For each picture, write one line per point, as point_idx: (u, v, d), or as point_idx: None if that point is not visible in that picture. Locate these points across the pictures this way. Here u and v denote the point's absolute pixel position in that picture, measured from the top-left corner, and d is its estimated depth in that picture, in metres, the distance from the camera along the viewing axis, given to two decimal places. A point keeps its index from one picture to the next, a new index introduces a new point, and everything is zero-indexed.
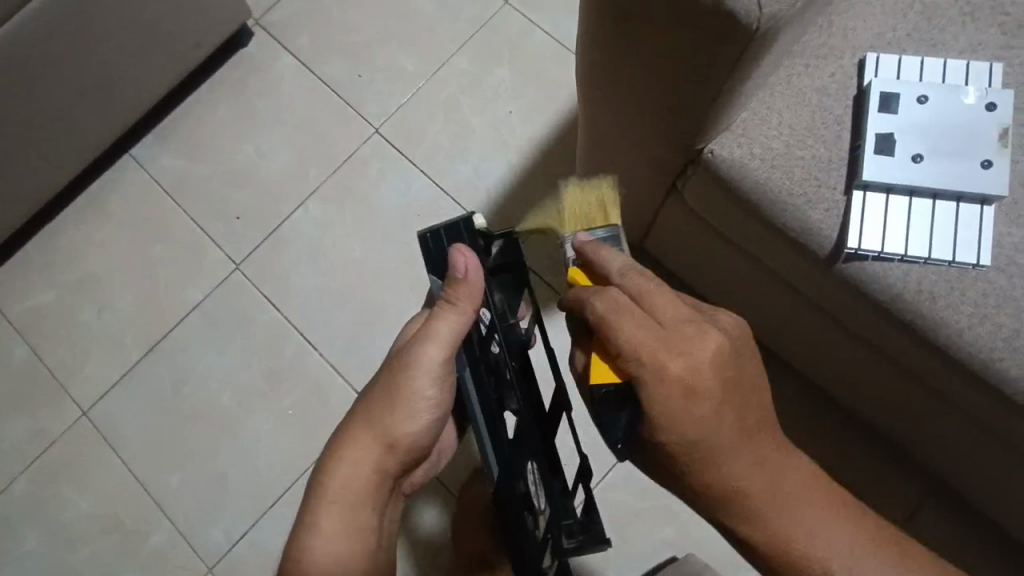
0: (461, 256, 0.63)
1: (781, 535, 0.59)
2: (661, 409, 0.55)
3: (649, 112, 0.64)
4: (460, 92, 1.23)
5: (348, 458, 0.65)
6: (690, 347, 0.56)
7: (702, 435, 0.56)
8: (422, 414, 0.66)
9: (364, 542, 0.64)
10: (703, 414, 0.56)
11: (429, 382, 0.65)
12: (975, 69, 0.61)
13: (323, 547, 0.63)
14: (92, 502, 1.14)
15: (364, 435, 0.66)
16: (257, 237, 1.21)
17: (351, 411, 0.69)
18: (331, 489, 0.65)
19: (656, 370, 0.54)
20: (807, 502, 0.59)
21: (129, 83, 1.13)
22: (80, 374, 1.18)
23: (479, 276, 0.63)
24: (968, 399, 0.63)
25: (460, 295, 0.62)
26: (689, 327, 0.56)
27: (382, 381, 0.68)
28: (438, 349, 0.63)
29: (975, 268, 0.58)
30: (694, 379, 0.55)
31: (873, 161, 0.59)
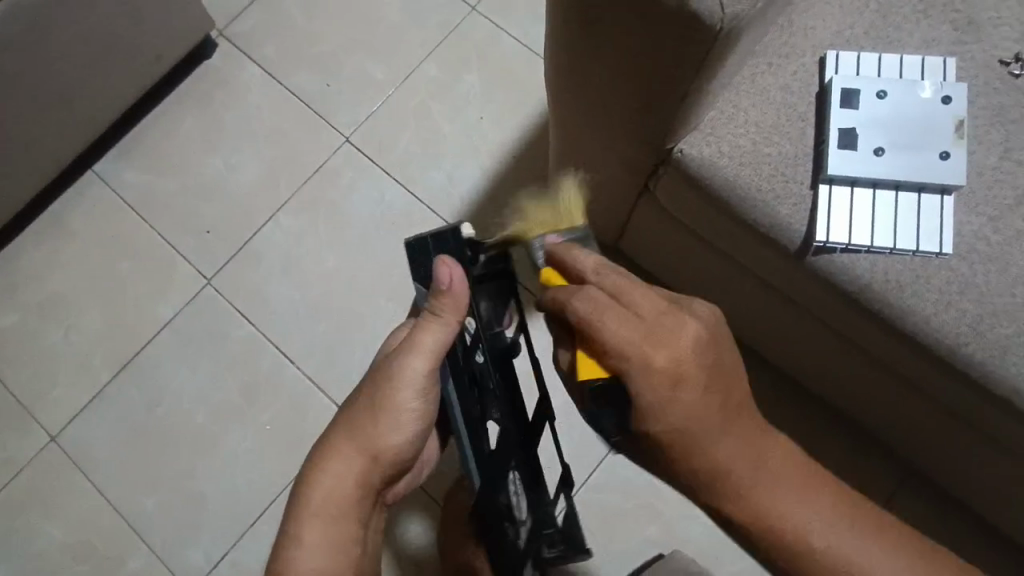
0: (444, 267, 0.62)
1: (773, 511, 0.59)
2: (652, 396, 0.55)
3: (619, 113, 0.64)
4: (430, 99, 1.22)
5: (332, 469, 0.63)
6: (673, 335, 0.56)
7: (685, 420, 0.57)
8: (408, 426, 0.65)
9: (346, 555, 0.63)
10: (687, 398, 0.56)
11: (413, 394, 0.64)
12: (930, 64, 0.63)
13: (305, 557, 0.62)
14: (63, 530, 1.10)
15: (348, 446, 0.64)
16: (227, 251, 1.19)
17: (333, 421, 0.67)
18: (315, 501, 0.63)
19: (641, 362, 0.55)
20: (786, 480, 0.60)
21: (89, 98, 1.10)
22: (46, 399, 1.15)
23: (463, 286, 0.62)
24: (937, 384, 0.65)
25: (445, 306, 0.61)
26: (678, 316, 0.57)
27: (366, 391, 0.66)
28: (423, 360, 0.62)
29: (938, 256, 0.59)
30: (678, 366, 0.55)
31: (837, 155, 0.61)
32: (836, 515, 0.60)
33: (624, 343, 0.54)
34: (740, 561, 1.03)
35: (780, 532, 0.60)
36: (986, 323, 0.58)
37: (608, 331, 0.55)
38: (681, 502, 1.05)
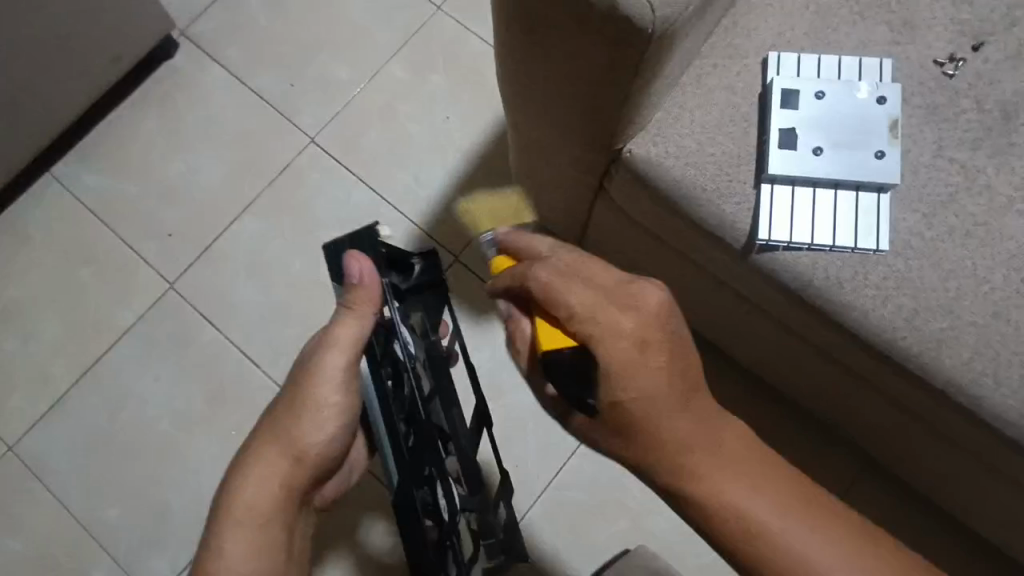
0: (355, 262, 0.65)
1: (727, 498, 0.54)
2: (618, 361, 0.54)
3: (567, 113, 0.65)
4: (396, 99, 1.22)
5: (254, 472, 0.66)
6: (636, 303, 0.55)
7: (647, 393, 0.54)
8: (329, 422, 0.67)
9: (271, 554, 0.64)
10: (652, 368, 0.54)
11: (333, 387, 0.67)
12: (867, 65, 0.64)
13: (230, 556, 0.63)
14: (24, 542, 1.08)
15: (275, 449, 0.67)
16: (190, 255, 1.17)
17: (259, 428, 0.70)
18: (239, 504, 0.65)
19: (604, 327, 0.54)
20: (747, 472, 0.55)
21: (43, 100, 1.08)
22: (4, 408, 1.12)
23: (375, 279, 0.66)
24: (880, 376, 0.66)
25: (357, 303, 0.66)
26: (644, 286, 0.56)
27: (288, 394, 0.69)
28: (341, 353, 0.66)
29: (875, 253, 0.61)
30: (643, 335, 0.54)
31: (778, 155, 0.62)
32: (790, 510, 0.54)
33: (585, 310, 0.54)
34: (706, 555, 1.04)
35: (732, 521, 0.54)
36: (921, 317, 0.60)
37: (572, 300, 0.55)
38: (647, 498, 1.06)
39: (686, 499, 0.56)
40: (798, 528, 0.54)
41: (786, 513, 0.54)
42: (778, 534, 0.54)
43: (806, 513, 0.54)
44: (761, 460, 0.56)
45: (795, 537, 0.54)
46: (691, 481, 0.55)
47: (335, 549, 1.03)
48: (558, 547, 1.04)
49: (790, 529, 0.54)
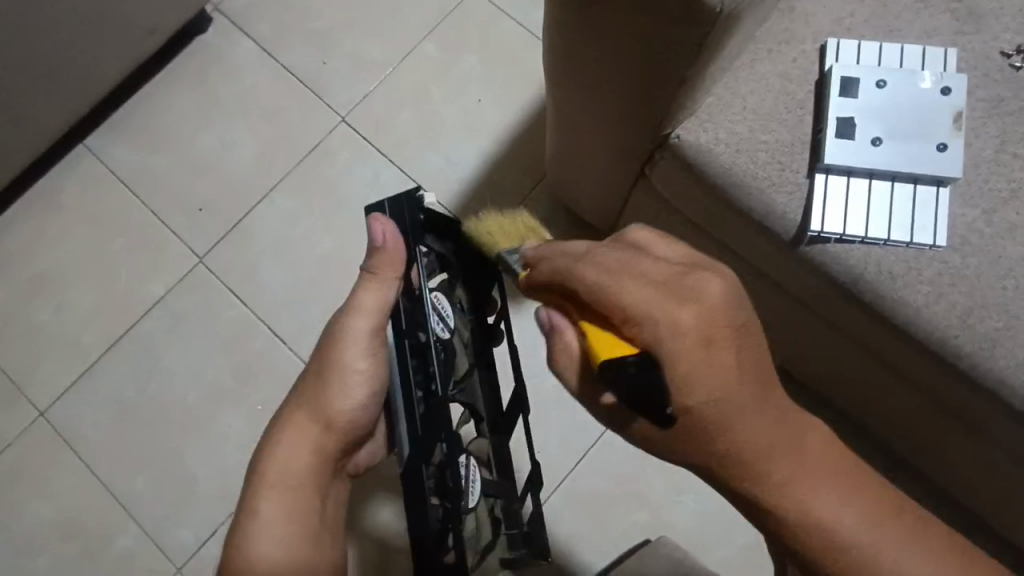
0: (377, 224, 0.64)
1: (810, 513, 0.49)
2: (686, 364, 0.48)
3: (617, 96, 0.64)
4: (428, 81, 1.21)
5: (286, 441, 0.66)
6: (699, 294, 0.49)
7: (716, 395, 0.48)
8: (357, 389, 0.66)
9: (302, 524, 0.64)
10: (719, 372, 0.48)
11: (359, 354, 0.66)
12: (930, 54, 0.62)
13: (262, 528, 0.63)
14: (53, 507, 1.10)
15: (304, 418, 0.67)
16: (220, 231, 1.18)
17: (287, 401, 0.70)
18: (272, 471, 0.65)
19: (668, 327, 0.48)
20: (828, 477, 0.50)
21: (80, 72, 1.08)
22: (37, 376, 1.14)
23: (398, 242, 0.64)
24: (927, 374, 0.65)
25: (380, 265, 0.64)
26: (700, 277, 0.49)
27: (316, 364, 0.69)
28: (365, 319, 0.65)
29: (931, 248, 0.60)
30: (708, 329, 0.48)
31: (835, 144, 0.60)
32: (878, 526, 0.49)
33: (644, 311, 0.48)
34: (726, 547, 1.04)
35: (818, 539, 0.49)
36: (975, 315, 0.59)
37: (627, 300, 0.48)
38: (669, 488, 1.05)
39: (772, 515, 0.50)
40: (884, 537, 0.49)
41: (871, 523, 0.49)
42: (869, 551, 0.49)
43: (890, 518, 0.49)
44: (839, 462, 0.51)
45: (880, 546, 0.49)
46: (777, 496, 0.49)
47: (357, 526, 1.04)
48: (579, 533, 1.04)
49: (877, 541, 0.49)
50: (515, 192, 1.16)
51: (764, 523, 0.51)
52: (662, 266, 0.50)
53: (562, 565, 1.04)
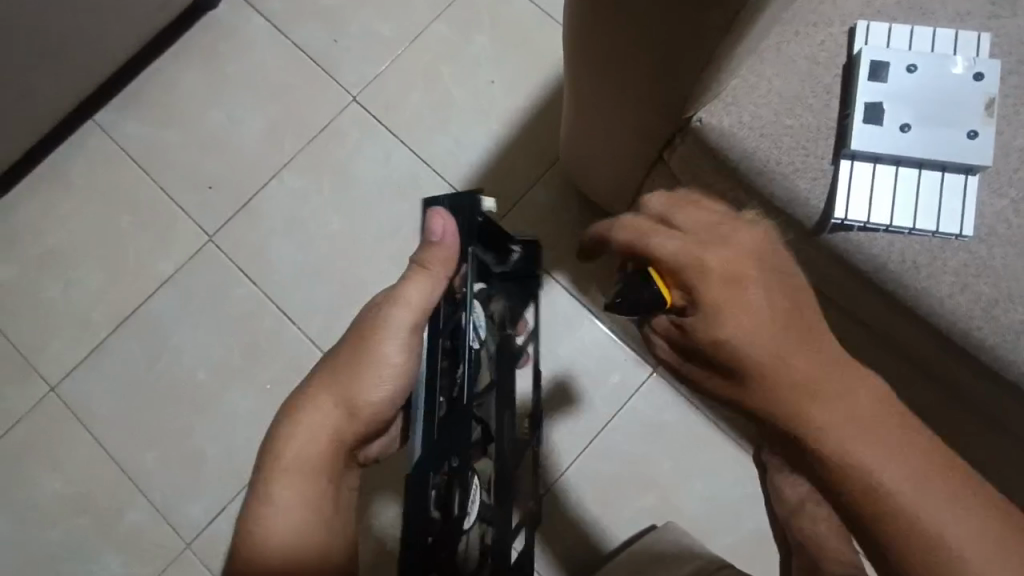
0: (438, 220, 0.65)
1: (857, 459, 0.48)
2: (716, 301, 0.50)
3: (638, 79, 0.63)
4: (440, 60, 1.19)
5: (309, 422, 0.65)
6: (729, 240, 0.51)
7: (759, 338, 0.49)
8: (389, 380, 0.67)
9: (316, 507, 0.63)
10: (752, 308, 0.49)
11: (396, 346, 0.67)
12: (964, 38, 0.61)
13: (279, 506, 0.62)
14: (65, 481, 1.11)
15: (329, 399, 0.66)
16: (230, 209, 1.17)
17: (308, 380, 0.69)
18: (290, 451, 0.64)
19: (693, 268, 0.50)
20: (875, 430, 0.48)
21: (90, 46, 1.07)
22: (48, 352, 1.14)
23: (454, 240, 0.66)
24: (948, 366, 0.64)
25: (433, 260, 0.66)
26: (734, 229, 0.52)
27: (347, 349, 0.69)
28: (408, 313, 0.66)
29: (957, 238, 0.59)
30: (740, 271, 0.50)
31: (862, 130, 0.59)
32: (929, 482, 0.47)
33: (676, 254, 0.51)
34: (732, 533, 1.04)
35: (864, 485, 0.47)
36: (1000, 307, 0.58)
37: (660, 247, 0.52)
38: (676, 474, 1.06)
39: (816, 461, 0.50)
40: (931, 495, 0.47)
41: (916, 481, 0.47)
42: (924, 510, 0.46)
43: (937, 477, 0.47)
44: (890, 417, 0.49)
45: (927, 505, 0.46)
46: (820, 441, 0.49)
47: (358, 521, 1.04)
48: (586, 518, 1.05)
49: (923, 497, 0.46)
50: (527, 175, 1.15)
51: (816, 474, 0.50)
52: (702, 216, 0.54)
53: (569, 549, 1.04)
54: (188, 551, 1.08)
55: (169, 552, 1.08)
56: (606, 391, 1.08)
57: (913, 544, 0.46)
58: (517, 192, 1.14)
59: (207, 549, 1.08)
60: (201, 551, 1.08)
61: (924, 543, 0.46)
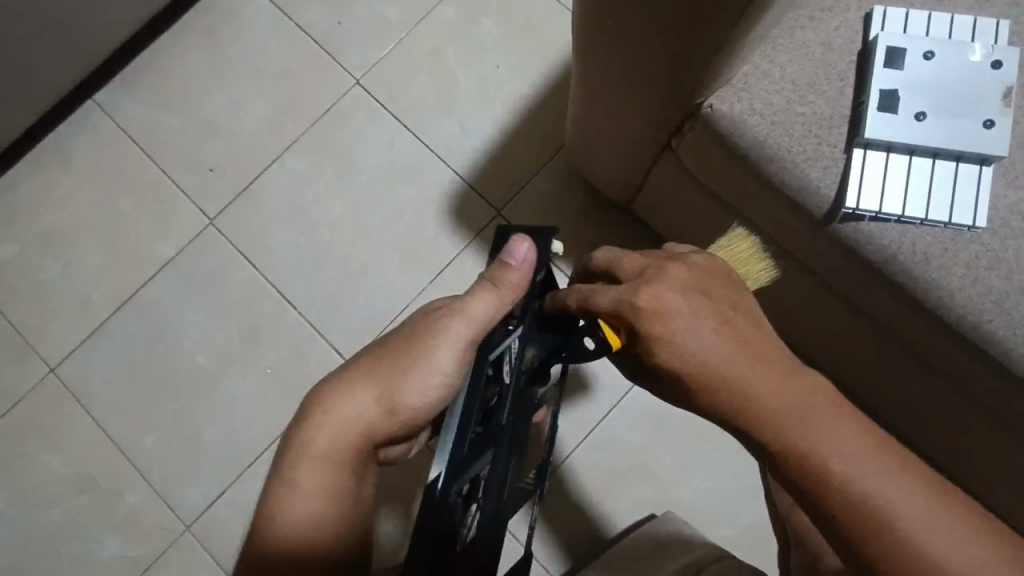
0: (520, 247, 0.65)
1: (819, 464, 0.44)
2: (656, 332, 0.51)
3: (646, 66, 0.61)
4: (445, 44, 1.18)
5: (344, 417, 0.63)
6: (655, 279, 0.53)
7: (687, 354, 0.49)
8: (433, 390, 0.64)
9: (334, 508, 0.61)
10: (685, 329, 0.50)
11: (448, 357, 0.64)
12: (982, 25, 0.60)
13: (300, 498, 0.60)
14: (64, 462, 1.11)
15: (367, 395, 0.64)
16: (231, 192, 1.16)
17: (348, 365, 0.66)
18: (322, 441, 0.62)
19: (628, 309, 0.52)
20: (818, 422, 0.45)
21: (89, 24, 1.05)
22: (47, 332, 1.14)
23: (529, 270, 0.65)
24: (956, 361, 0.63)
25: (506, 280, 0.64)
26: (663, 270, 0.54)
27: (399, 342, 0.66)
28: (467, 326, 0.64)
29: (970, 229, 0.58)
30: (660, 299, 0.51)
31: (877, 118, 0.59)
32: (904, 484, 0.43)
33: (613, 306, 0.54)
34: (730, 524, 1.04)
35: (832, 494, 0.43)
36: (1011, 300, 0.57)
37: (600, 300, 0.55)
38: (675, 465, 1.05)
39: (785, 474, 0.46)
40: (884, 484, 0.42)
41: (865, 468, 0.43)
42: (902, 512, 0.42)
43: (893, 461, 0.43)
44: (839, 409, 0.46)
45: (883, 493, 0.42)
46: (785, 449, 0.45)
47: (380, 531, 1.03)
48: (585, 510, 1.04)
49: (873, 485, 0.43)
50: (532, 163, 1.13)
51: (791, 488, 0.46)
52: (638, 259, 0.57)
53: (568, 541, 1.03)
54: (188, 533, 1.08)
55: (169, 534, 1.08)
56: (608, 383, 1.07)
57: (883, 539, 0.42)
58: (521, 179, 1.13)
59: (205, 532, 1.08)
60: (200, 534, 1.08)
61: (878, 535, 0.42)
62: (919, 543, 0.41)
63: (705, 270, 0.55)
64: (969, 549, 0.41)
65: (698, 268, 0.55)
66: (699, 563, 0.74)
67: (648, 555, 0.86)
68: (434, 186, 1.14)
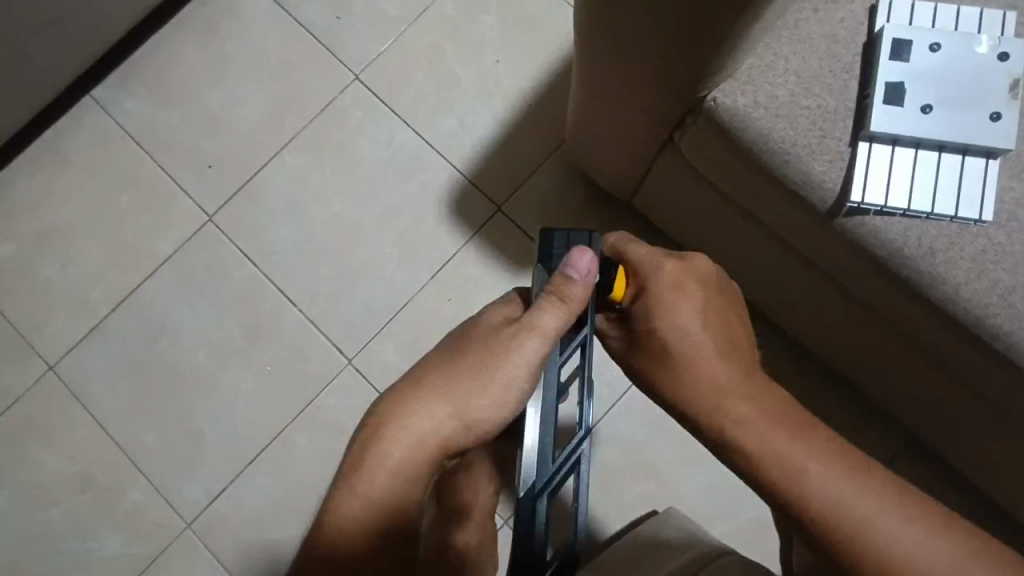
0: (582, 257, 0.60)
1: (771, 449, 0.53)
2: (665, 298, 0.60)
3: (649, 61, 0.61)
4: (445, 39, 1.17)
5: (412, 431, 0.59)
6: (681, 261, 0.62)
7: (686, 329, 0.59)
8: (507, 406, 0.61)
9: (405, 522, 0.57)
10: (687, 310, 0.59)
11: (521, 373, 0.61)
12: (988, 17, 0.60)
13: (369, 510, 0.56)
14: (64, 461, 1.10)
15: (435, 411, 0.60)
16: (230, 189, 1.16)
17: (410, 378, 0.63)
18: (393, 454, 0.58)
19: (654, 271, 0.61)
20: (791, 430, 0.54)
21: (86, 20, 1.05)
22: (45, 330, 1.13)
23: (590, 281, 0.60)
24: (960, 354, 0.63)
25: (571, 294, 0.60)
26: (691, 257, 0.63)
27: (468, 353, 0.62)
28: (540, 342, 0.61)
29: (976, 223, 0.58)
30: (682, 276, 0.61)
31: (882, 111, 0.58)
32: (852, 480, 0.51)
33: (642, 262, 0.62)
34: (731, 519, 1.04)
35: (779, 475, 0.52)
36: (1017, 294, 0.57)
37: (633, 250, 0.63)
38: (677, 460, 1.05)
39: (743, 461, 0.54)
40: (834, 478, 0.51)
41: (819, 466, 0.51)
42: (844, 500, 0.50)
43: (841, 458, 0.52)
44: (799, 417, 0.55)
45: (831, 483, 0.51)
46: (743, 438, 0.54)
47: None
48: (589, 506, 1.04)
49: (821, 479, 0.51)
50: (532, 159, 1.13)
51: (747, 473, 0.55)
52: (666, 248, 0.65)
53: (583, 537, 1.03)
54: (189, 531, 1.08)
55: (170, 531, 1.08)
56: (609, 379, 1.07)
57: (826, 522, 0.50)
58: (520, 174, 1.13)
59: (206, 530, 1.08)
60: (202, 532, 1.08)
61: (825, 516, 0.50)
62: (870, 534, 0.49)
63: (707, 276, 0.62)
64: (907, 536, 0.48)
65: (706, 275, 0.62)
66: (704, 558, 0.74)
67: (653, 545, 0.86)
68: (434, 182, 1.13)
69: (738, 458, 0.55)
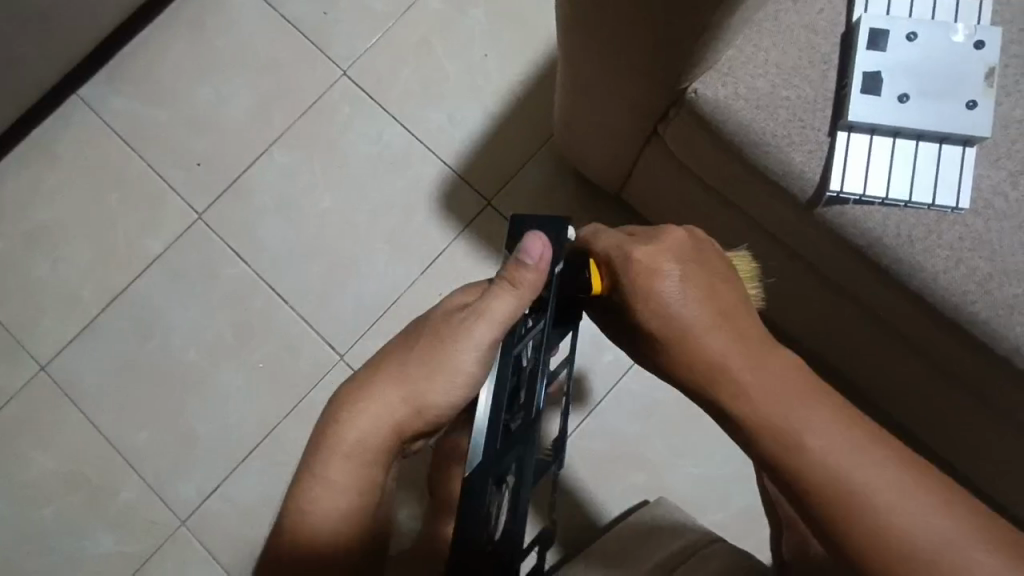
0: (536, 244, 0.57)
1: (766, 420, 0.50)
2: (638, 280, 0.58)
3: (629, 54, 0.61)
4: (433, 34, 1.17)
5: (368, 416, 0.60)
6: (658, 239, 0.59)
7: (671, 310, 0.56)
8: (459, 391, 0.60)
9: (360, 505, 0.59)
10: (669, 286, 0.56)
11: (472, 356, 0.60)
12: (965, 5, 0.60)
13: (327, 496, 0.58)
14: (57, 460, 1.10)
15: (389, 395, 0.60)
16: (219, 187, 1.16)
17: (371, 363, 0.63)
18: (348, 439, 0.59)
19: (623, 258, 0.59)
20: (794, 397, 0.50)
21: (72, 16, 1.04)
22: (36, 330, 1.13)
23: (547, 266, 0.58)
24: (938, 341, 0.64)
25: (522, 281, 0.57)
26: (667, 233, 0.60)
27: (423, 340, 0.62)
28: (490, 328, 0.59)
29: (953, 211, 0.58)
30: (653, 259, 0.58)
31: (860, 100, 0.58)
32: (854, 453, 0.47)
33: (608, 252, 0.61)
34: (722, 509, 1.05)
35: (776, 446, 0.49)
36: (994, 281, 0.57)
37: (599, 243, 0.62)
38: (667, 451, 1.06)
39: (740, 432, 0.52)
40: (835, 450, 0.47)
41: (822, 439, 0.48)
42: (845, 474, 0.46)
43: (844, 429, 0.48)
44: (805, 385, 0.51)
45: (833, 454, 0.47)
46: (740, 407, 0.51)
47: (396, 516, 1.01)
48: (580, 498, 1.05)
49: (821, 451, 0.47)
50: (521, 153, 1.13)
51: (747, 444, 0.52)
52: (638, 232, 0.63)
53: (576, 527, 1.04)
54: (183, 528, 1.08)
55: (164, 528, 1.08)
56: (599, 371, 1.07)
57: (827, 497, 0.47)
58: (509, 169, 1.13)
59: (199, 527, 1.08)
60: (196, 529, 1.08)
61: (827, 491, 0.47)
62: (870, 511, 0.45)
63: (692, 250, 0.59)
64: (914, 511, 0.45)
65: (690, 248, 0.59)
66: (692, 546, 0.74)
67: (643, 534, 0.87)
68: (423, 178, 1.13)
69: (737, 429, 0.52)
